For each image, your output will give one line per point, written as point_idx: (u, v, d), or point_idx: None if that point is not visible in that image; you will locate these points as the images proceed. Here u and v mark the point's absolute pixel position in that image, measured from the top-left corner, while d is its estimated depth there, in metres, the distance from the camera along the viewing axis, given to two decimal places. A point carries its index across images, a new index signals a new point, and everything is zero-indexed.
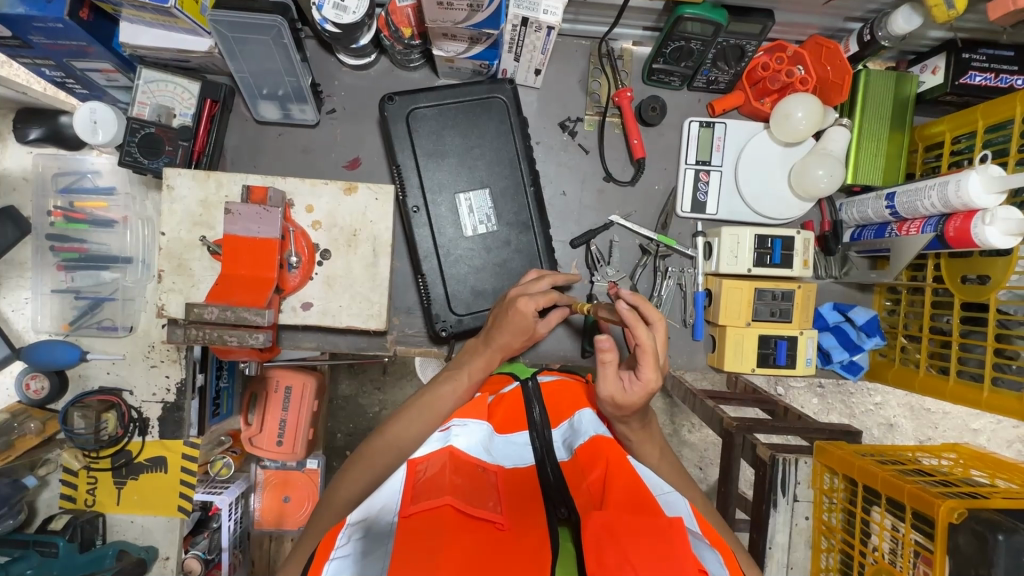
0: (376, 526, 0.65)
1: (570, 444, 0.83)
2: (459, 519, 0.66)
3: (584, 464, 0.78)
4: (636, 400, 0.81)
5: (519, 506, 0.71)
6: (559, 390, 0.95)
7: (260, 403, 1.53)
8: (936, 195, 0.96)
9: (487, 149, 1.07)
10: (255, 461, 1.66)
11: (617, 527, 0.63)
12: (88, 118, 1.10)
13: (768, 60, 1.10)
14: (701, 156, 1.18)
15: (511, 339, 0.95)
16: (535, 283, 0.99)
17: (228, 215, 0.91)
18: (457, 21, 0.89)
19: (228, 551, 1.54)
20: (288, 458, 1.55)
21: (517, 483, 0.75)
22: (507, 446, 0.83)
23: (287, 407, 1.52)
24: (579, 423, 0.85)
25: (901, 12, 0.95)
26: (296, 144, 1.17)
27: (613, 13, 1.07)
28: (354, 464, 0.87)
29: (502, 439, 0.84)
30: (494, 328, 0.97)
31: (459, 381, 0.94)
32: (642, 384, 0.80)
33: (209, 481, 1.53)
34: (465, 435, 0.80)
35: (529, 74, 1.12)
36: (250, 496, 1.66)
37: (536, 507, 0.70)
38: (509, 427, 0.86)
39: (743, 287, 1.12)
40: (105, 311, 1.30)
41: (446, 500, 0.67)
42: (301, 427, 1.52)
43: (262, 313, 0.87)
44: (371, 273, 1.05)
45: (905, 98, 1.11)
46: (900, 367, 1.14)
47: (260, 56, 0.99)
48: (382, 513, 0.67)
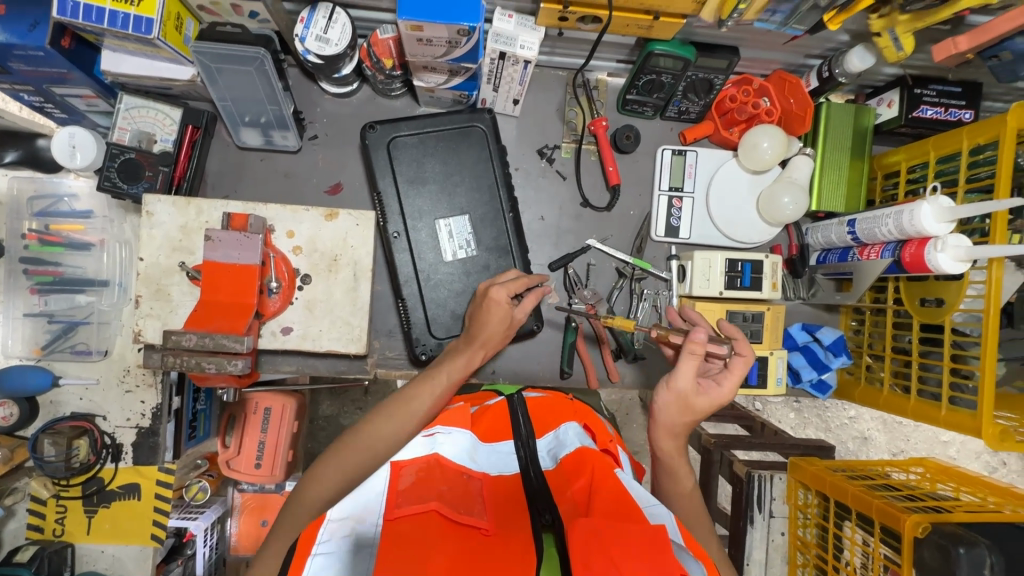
0: (358, 526, 0.65)
1: (554, 454, 0.84)
2: (446, 524, 0.66)
3: (569, 473, 0.79)
4: (694, 403, 0.90)
5: (503, 514, 0.71)
6: (542, 405, 0.96)
7: (237, 425, 1.51)
8: (892, 223, 1.01)
9: (466, 177, 1.09)
10: (232, 484, 1.62)
11: (602, 530, 0.61)
12: (67, 142, 1.13)
13: (735, 92, 1.16)
14: (674, 183, 1.22)
15: (492, 332, 0.98)
16: (504, 273, 1.04)
17: (208, 241, 0.92)
18: (436, 55, 0.91)
19: None
20: (266, 481, 1.52)
21: (503, 492, 0.76)
22: (492, 455, 0.83)
23: (266, 430, 1.50)
24: (563, 434, 0.86)
25: (855, 52, 0.99)
26: (277, 170, 1.18)
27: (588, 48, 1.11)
28: (330, 461, 0.86)
29: (487, 448, 0.84)
30: (476, 327, 0.99)
31: (437, 380, 0.95)
32: (718, 391, 0.91)
33: (184, 506, 1.49)
34: (451, 443, 0.81)
35: (508, 103, 1.15)
36: (227, 521, 1.63)
37: (520, 512, 0.71)
38: (494, 437, 0.86)
39: (715, 309, 1.14)
40: (79, 335, 1.29)
41: (433, 505, 0.68)
42: (280, 449, 1.50)
43: (240, 339, 0.87)
44: (351, 297, 1.06)
45: (865, 128, 1.17)
46: (866, 386, 1.19)
47: (242, 85, 1.00)
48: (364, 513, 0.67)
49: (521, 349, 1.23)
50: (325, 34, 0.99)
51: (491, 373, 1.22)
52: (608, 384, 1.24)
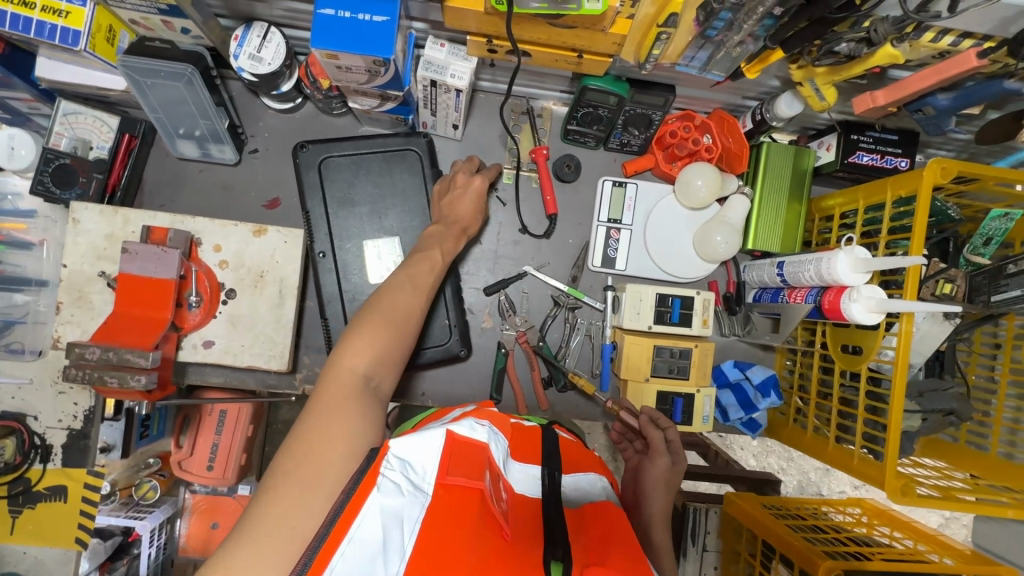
0: (411, 476, 0.60)
1: (581, 498, 0.74)
2: (482, 515, 0.59)
3: (590, 519, 0.69)
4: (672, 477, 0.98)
5: (527, 532, 0.62)
6: (570, 444, 0.88)
7: (192, 425, 1.48)
8: (813, 269, 1.02)
9: (399, 200, 1.09)
10: (184, 485, 1.62)
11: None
12: (6, 143, 1.14)
13: (677, 127, 1.16)
14: (612, 214, 1.22)
15: (472, 211, 1.06)
16: (469, 163, 1.10)
17: (126, 253, 0.93)
18: (360, 82, 0.91)
19: None
20: (219, 483, 1.50)
21: (529, 513, 0.67)
22: (522, 476, 0.73)
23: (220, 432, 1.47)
24: (592, 482, 0.77)
25: (783, 98, 1.00)
26: (215, 181, 1.19)
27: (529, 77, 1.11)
28: (352, 336, 0.81)
29: (518, 465, 0.74)
30: (450, 212, 1.05)
31: (433, 256, 0.96)
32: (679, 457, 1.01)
33: (132, 504, 1.48)
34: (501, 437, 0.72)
35: (448, 127, 1.16)
36: (176, 522, 1.62)
37: (539, 538, 0.61)
38: (526, 457, 0.77)
39: (643, 343, 1.14)
40: (14, 334, 1.29)
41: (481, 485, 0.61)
42: (235, 452, 1.47)
43: (146, 354, 0.88)
44: (276, 314, 1.07)
45: (803, 170, 1.18)
46: (793, 427, 1.19)
47: (175, 99, 1.01)
48: (420, 468, 0.61)
49: (453, 372, 1.22)
50: (258, 53, 0.99)
51: (421, 394, 1.21)
52: (538, 412, 1.23)
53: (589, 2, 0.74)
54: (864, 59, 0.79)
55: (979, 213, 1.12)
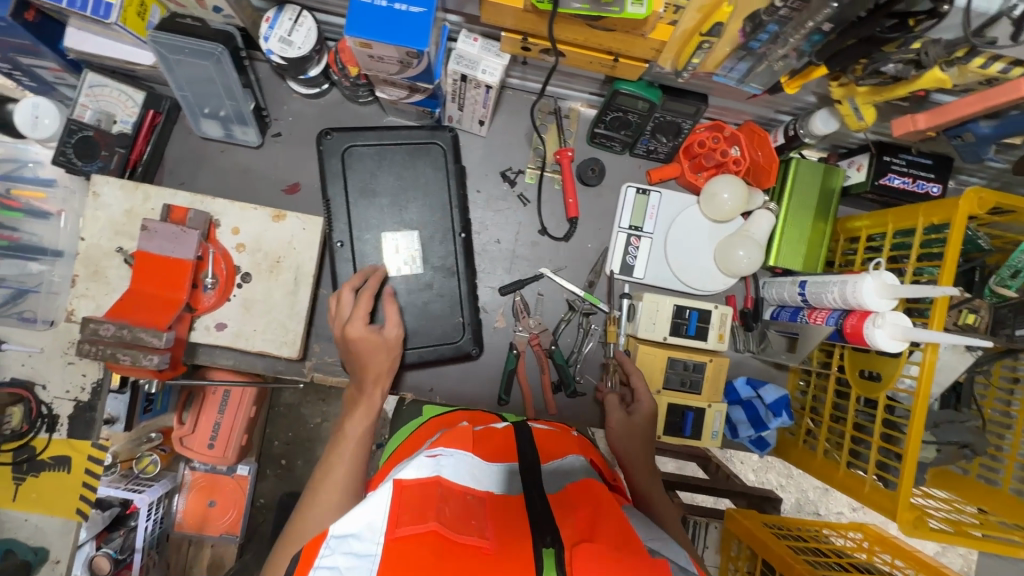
0: (356, 544, 0.58)
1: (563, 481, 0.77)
2: (451, 548, 0.58)
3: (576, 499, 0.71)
4: (642, 424, 1.05)
5: (510, 530, 0.63)
6: (548, 436, 0.90)
7: (195, 403, 1.51)
8: (836, 291, 0.99)
9: (419, 195, 1.08)
10: (184, 461, 1.65)
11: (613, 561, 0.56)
12: (30, 113, 1.13)
13: (705, 137, 1.15)
14: (634, 221, 1.21)
15: (377, 361, 0.95)
16: (342, 303, 0.98)
17: (144, 231, 0.92)
18: (391, 72, 0.90)
19: (141, 552, 1.51)
20: (219, 462, 1.53)
21: (511, 506, 0.68)
22: (497, 476, 0.75)
23: (222, 411, 1.50)
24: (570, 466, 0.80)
25: (818, 115, 0.98)
26: (236, 163, 1.17)
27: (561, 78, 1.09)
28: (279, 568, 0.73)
29: (491, 467, 0.76)
30: (359, 365, 0.95)
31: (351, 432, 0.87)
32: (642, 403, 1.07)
33: (133, 477, 1.51)
34: (457, 460, 0.73)
35: (474, 123, 1.14)
36: (175, 496, 1.64)
37: (527, 529, 0.62)
38: (497, 457, 0.79)
39: (657, 353, 1.13)
40: (27, 303, 1.30)
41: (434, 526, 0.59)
42: (235, 433, 1.50)
43: (160, 334, 0.87)
44: (290, 300, 1.06)
45: (831, 189, 1.16)
46: (802, 448, 1.18)
47: (201, 78, 1.00)
48: (361, 530, 0.58)
49: (462, 370, 1.21)
50: (289, 37, 0.98)
51: (428, 390, 1.21)
52: (544, 416, 1.22)
53: (633, 5, 0.72)
54: (911, 80, 0.77)
55: (1009, 245, 1.10)
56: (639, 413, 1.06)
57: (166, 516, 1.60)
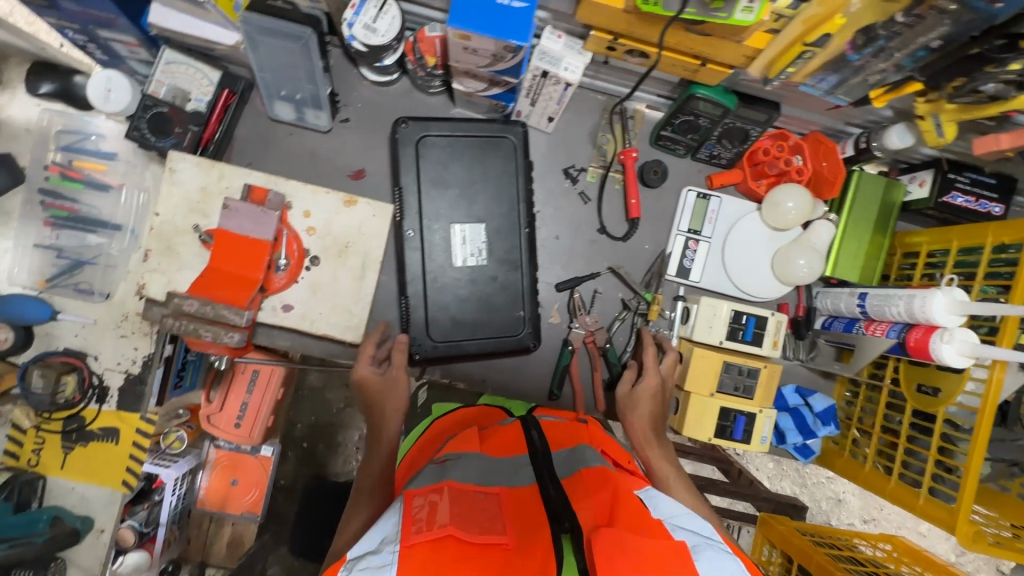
0: (374, 558, 0.60)
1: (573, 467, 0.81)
2: (468, 548, 0.61)
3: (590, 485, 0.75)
4: (646, 398, 1.06)
5: (524, 523, 0.68)
6: (556, 428, 0.94)
7: (223, 382, 1.46)
8: (903, 305, 1.00)
9: (488, 187, 1.09)
10: (210, 439, 1.60)
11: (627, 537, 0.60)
12: (103, 86, 1.14)
13: (769, 145, 1.16)
14: (693, 225, 1.22)
15: (390, 403, 0.99)
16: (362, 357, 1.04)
17: (226, 210, 0.94)
18: (479, 64, 0.91)
19: (165, 527, 1.50)
20: (244, 442, 1.49)
21: (524, 501, 0.73)
22: (509, 471, 0.80)
23: (251, 392, 1.46)
24: (580, 453, 0.84)
25: (895, 129, 0.99)
26: (304, 147, 1.18)
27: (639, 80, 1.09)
28: None
29: (502, 464, 0.81)
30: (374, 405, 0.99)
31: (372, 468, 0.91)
32: (644, 381, 1.07)
33: (159, 452, 1.47)
34: (462, 468, 0.77)
35: (542, 119, 1.15)
36: (198, 472, 1.60)
37: (541, 520, 0.68)
38: (506, 452, 0.85)
39: (712, 357, 1.15)
40: (83, 274, 1.31)
41: (450, 529, 0.62)
42: (263, 413, 1.45)
43: (241, 313, 0.89)
44: (356, 285, 1.07)
45: (892, 204, 1.17)
46: (848, 459, 1.19)
47: (284, 61, 1.01)
48: (379, 544, 0.62)
49: (515, 362, 1.23)
50: (373, 24, 0.99)
51: (481, 381, 1.22)
52: (594, 413, 1.24)
53: (741, 12, 0.72)
54: (1008, 101, 0.76)
55: None
56: (643, 387, 1.06)
57: (188, 492, 1.57)
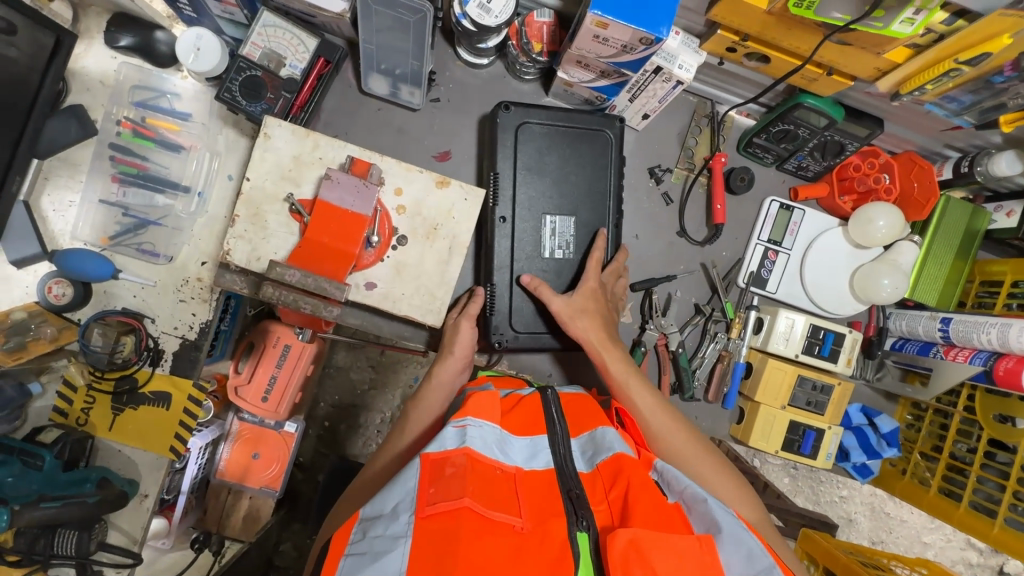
0: (390, 526, 0.62)
1: (591, 458, 0.77)
2: (478, 527, 0.63)
3: (606, 479, 0.73)
4: (587, 303, 1.01)
5: (541, 509, 0.68)
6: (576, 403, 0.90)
7: (254, 353, 1.35)
8: (994, 333, 1.00)
9: (579, 178, 1.08)
10: (234, 409, 1.43)
11: (646, 548, 0.59)
12: (192, 43, 1.10)
13: (859, 162, 1.15)
14: (774, 236, 1.22)
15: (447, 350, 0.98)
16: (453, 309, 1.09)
17: (329, 181, 0.93)
18: (601, 55, 0.90)
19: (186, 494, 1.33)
20: (268, 416, 1.37)
21: (541, 485, 0.72)
22: (527, 449, 0.77)
23: (280, 366, 1.33)
24: (600, 436, 0.79)
25: (1004, 156, 1.00)
26: (391, 123, 1.17)
27: (758, 90, 1.07)
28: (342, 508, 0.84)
29: (519, 440, 0.78)
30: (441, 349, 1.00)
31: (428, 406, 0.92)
32: (584, 286, 1.02)
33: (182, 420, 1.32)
34: (482, 436, 0.73)
35: (637, 116, 1.13)
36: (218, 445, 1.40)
37: (559, 510, 0.67)
38: (527, 430, 0.80)
39: (786, 370, 1.14)
40: (148, 235, 1.19)
41: (464, 502, 0.64)
42: (291, 390, 1.34)
43: (342, 288, 0.91)
44: (441, 270, 1.04)
45: (976, 230, 1.16)
46: (910, 482, 1.20)
47: (394, 33, 1.00)
48: (395, 510, 0.64)
49: (584, 357, 1.22)
50: (488, 4, 0.97)
51: (548, 375, 1.21)
52: None
53: (899, 24, 0.71)
54: None
55: None
56: (582, 291, 1.02)
57: (207, 462, 1.40)
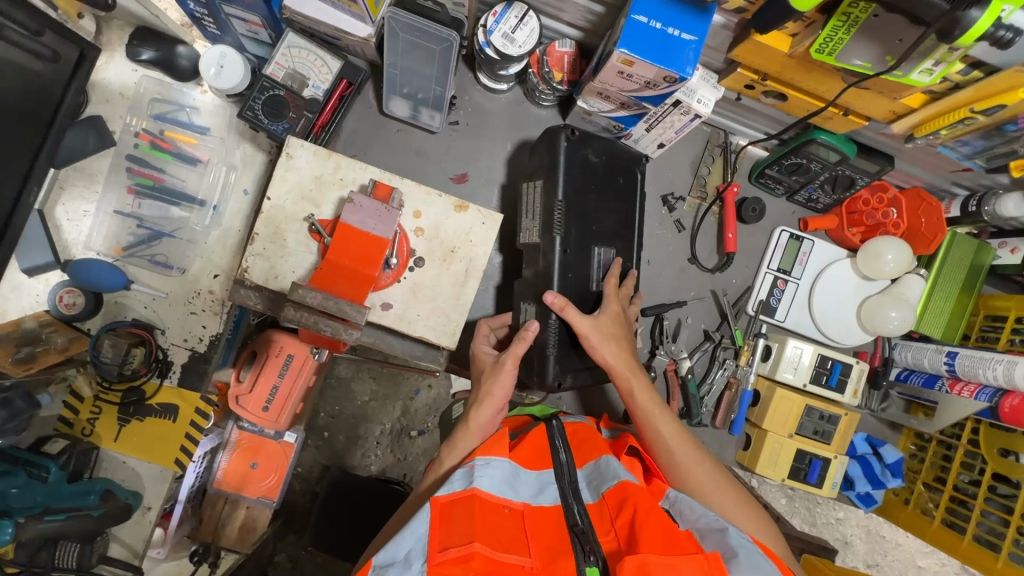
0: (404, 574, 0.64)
1: (596, 487, 0.77)
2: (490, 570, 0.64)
3: (611, 506, 0.73)
4: (613, 326, 0.99)
5: (550, 545, 0.69)
6: (581, 431, 0.90)
7: (256, 363, 1.34)
8: (1000, 369, 1.02)
9: (609, 210, 1.10)
10: (233, 418, 1.41)
11: (655, 572, 0.60)
12: (216, 60, 1.11)
13: (868, 196, 1.17)
14: (784, 265, 1.23)
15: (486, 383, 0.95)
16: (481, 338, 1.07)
17: (349, 204, 0.94)
18: (623, 89, 0.92)
19: (183, 503, 1.32)
20: (267, 426, 1.36)
21: (548, 519, 0.73)
22: (535, 483, 0.78)
23: (283, 375, 1.34)
24: (604, 465, 0.79)
25: (1011, 199, 1.02)
26: (410, 145, 1.19)
27: (778, 126, 1.10)
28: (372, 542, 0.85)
29: (527, 473, 0.80)
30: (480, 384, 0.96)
31: (460, 445, 0.88)
32: (606, 312, 1.00)
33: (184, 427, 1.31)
34: (490, 475, 0.75)
35: (652, 145, 1.15)
36: (215, 453, 1.39)
37: (568, 544, 0.69)
38: (534, 464, 0.81)
39: (795, 399, 1.15)
40: (161, 246, 1.19)
41: (475, 548, 0.66)
42: (292, 401, 1.33)
43: (361, 311, 0.91)
44: (457, 292, 1.05)
45: (980, 265, 1.18)
46: (913, 512, 1.21)
47: (418, 60, 1.02)
48: (407, 558, 0.65)
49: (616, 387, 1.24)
50: (512, 34, 0.98)
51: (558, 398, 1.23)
52: None
53: (918, 74, 0.73)
54: None
55: None
56: (605, 316, 1.00)
57: (206, 471, 1.38)
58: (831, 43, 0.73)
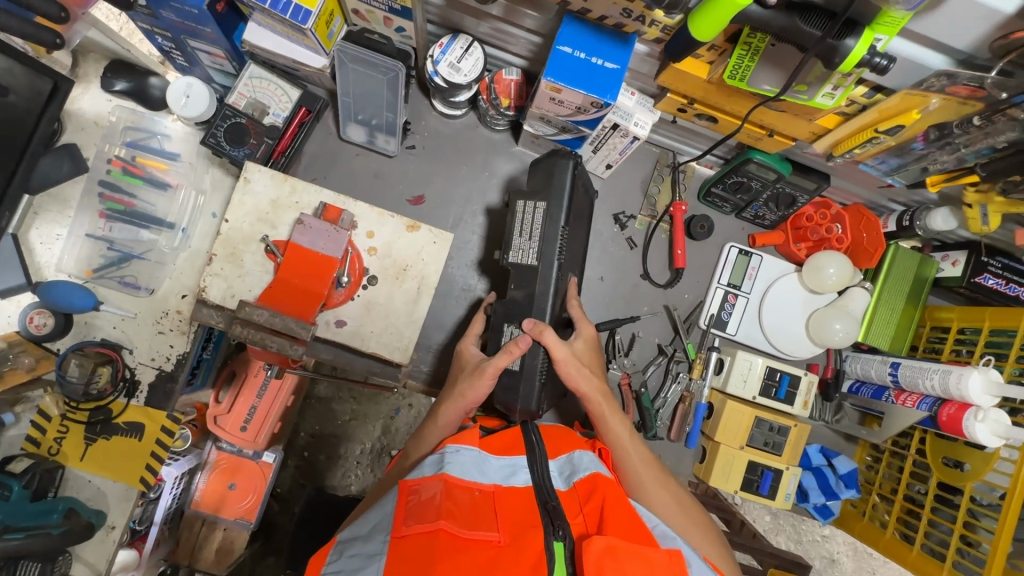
0: (364, 547, 0.65)
1: (568, 476, 0.79)
2: (455, 543, 0.64)
3: (582, 495, 0.75)
4: (586, 352, 1.01)
5: (519, 522, 0.69)
6: (554, 433, 0.91)
7: (236, 383, 1.36)
8: (937, 379, 1.05)
9: (580, 231, 1.11)
10: (212, 438, 1.42)
11: (623, 554, 0.60)
12: (182, 90, 1.16)
13: (812, 212, 1.21)
14: (733, 279, 1.27)
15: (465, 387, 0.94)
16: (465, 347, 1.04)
17: (300, 225, 0.99)
18: (560, 114, 0.98)
19: (159, 526, 1.31)
20: (247, 446, 1.36)
21: (519, 500, 0.73)
22: (505, 469, 0.79)
23: (261, 396, 1.35)
24: (577, 458, 0.82)
25: (940, 212, 1.06)
26: (368, 168, 1.24)
27: (706, 143, 1.14)
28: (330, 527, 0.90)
29: (497, 460, 0.80)
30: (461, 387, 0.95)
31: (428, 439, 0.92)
32: (581, 337, 1.02)
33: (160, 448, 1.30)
34: (460, 463, 0.77)
35: (600, 166, 1.20)
36: (194, 475, 1.38)
37: (536, 522, 0.69)
38: (505, 451, 0.82)
39: (744, 411, 1.17)
40: (131, 268, 1.22)
41: (441, 524, 0.65)
42: (271, 419, 1.34)
43: (307, 327, 0.95)
44: (410, 308, 1.08)
45: (924, 278, 1.21)
46: (867, 523, 1.22)
47: (370, 88, 1.08)
48: (371, 534, 0.67)
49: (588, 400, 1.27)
50: (458, 63, 1.04)
51: None
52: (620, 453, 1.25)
53: (822, 97, 0.77)
54: None
55: None
56: (580, 341, 1.01)
57: (183, 492, 1.38)
58: (741, 69, 0.77)
